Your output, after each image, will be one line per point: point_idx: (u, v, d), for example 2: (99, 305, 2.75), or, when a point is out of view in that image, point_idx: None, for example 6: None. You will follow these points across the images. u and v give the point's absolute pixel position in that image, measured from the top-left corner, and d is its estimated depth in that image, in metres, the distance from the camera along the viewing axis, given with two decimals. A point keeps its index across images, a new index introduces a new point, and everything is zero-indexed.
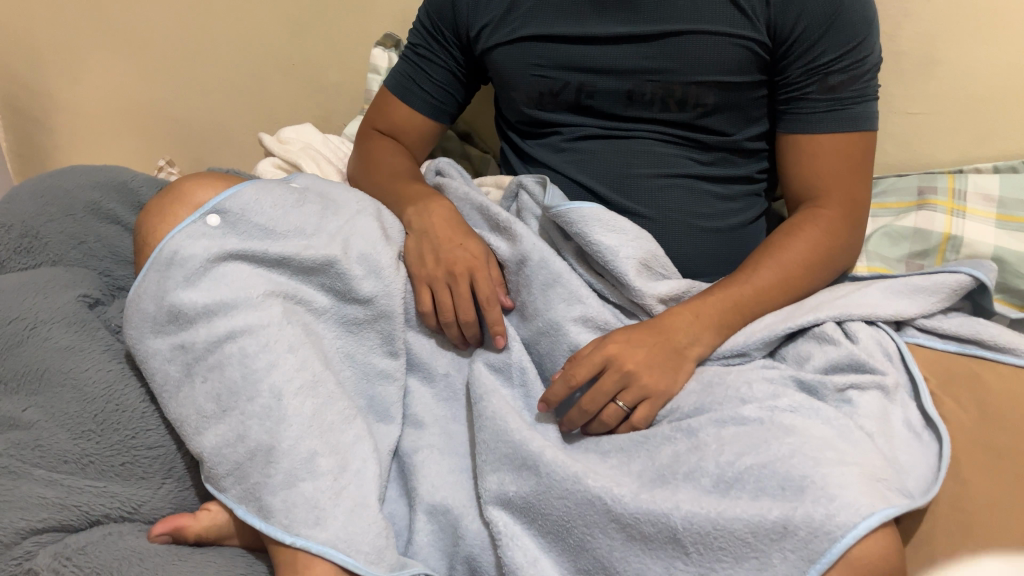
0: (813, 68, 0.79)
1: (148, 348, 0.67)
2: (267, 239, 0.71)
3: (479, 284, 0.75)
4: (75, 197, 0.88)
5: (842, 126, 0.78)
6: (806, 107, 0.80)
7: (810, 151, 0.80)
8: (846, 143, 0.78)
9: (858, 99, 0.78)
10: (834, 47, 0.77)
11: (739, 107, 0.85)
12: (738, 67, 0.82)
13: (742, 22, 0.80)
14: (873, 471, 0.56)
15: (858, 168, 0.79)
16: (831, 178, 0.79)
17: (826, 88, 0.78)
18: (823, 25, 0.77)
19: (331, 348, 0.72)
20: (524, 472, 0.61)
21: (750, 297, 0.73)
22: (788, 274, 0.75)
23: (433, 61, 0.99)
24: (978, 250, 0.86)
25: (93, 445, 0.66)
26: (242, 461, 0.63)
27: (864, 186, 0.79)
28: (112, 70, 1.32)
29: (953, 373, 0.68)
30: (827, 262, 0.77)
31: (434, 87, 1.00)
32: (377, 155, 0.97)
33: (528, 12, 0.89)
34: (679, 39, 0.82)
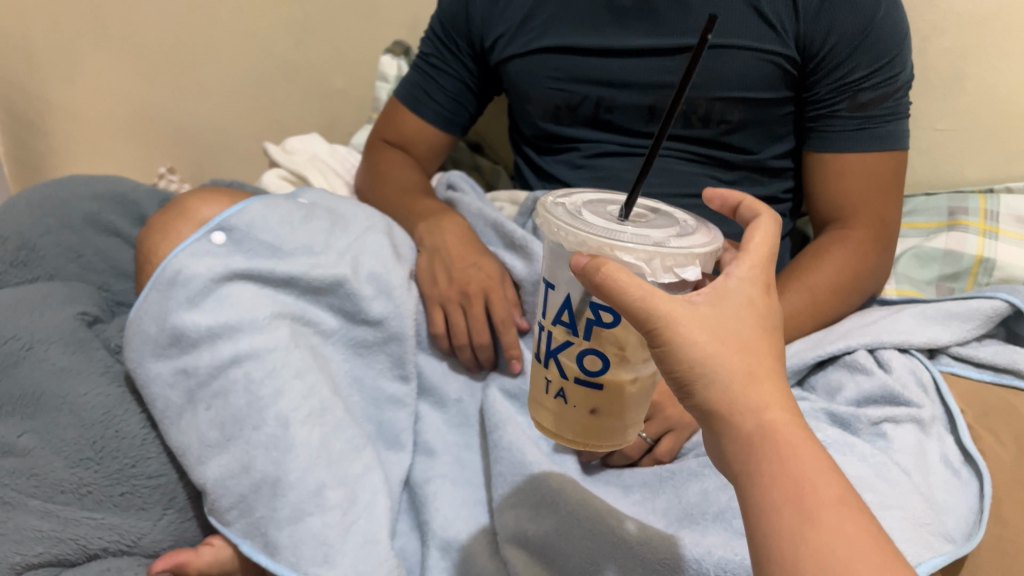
0: (843, 84, 0.77)
1: (149, 372, 0.63)
2: (272, 257, 0.68)
3: (497, 309, 0.72)
4: (74, 209, 0.85)
5: (872, 144, 0.76)
6: (836, 124, 0.78)
7: (839, 169, 0.78)
8: (879, 163, 0.76)
9: (888, 117, 0.76)
10: (865, 63, 0.76)
11: (764, 124, 0.82)
12: (765, 82, 0.79)
13: (769, 35, 0.78)
14: (916, 514, 0.53)
15: (886, 185, 0.76)
16: (866, 198, 0.77)
17: (857, 106, 0.77)
18: (854, 40, 0.75)
19: (338, 372, 0.69)
20: (542, 510, 0.58)
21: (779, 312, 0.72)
22: (812, 293, 0.74)
23: (446, 72, 0.97)
24: (1011, 272, 0.83)
25: (91, 474, 0.63)
26: (247, 493, 0.60)
27: (893, 207, 0.77)
28: (111, 74, 1.28)
29: (989, 405, 0.65)
30: (854, 287, 0.75)
31: (446, 98, 0.97)
32: (387, 168, 0.94)
33: (545, 22, 0.87)
34: (699, 54, 0.79)
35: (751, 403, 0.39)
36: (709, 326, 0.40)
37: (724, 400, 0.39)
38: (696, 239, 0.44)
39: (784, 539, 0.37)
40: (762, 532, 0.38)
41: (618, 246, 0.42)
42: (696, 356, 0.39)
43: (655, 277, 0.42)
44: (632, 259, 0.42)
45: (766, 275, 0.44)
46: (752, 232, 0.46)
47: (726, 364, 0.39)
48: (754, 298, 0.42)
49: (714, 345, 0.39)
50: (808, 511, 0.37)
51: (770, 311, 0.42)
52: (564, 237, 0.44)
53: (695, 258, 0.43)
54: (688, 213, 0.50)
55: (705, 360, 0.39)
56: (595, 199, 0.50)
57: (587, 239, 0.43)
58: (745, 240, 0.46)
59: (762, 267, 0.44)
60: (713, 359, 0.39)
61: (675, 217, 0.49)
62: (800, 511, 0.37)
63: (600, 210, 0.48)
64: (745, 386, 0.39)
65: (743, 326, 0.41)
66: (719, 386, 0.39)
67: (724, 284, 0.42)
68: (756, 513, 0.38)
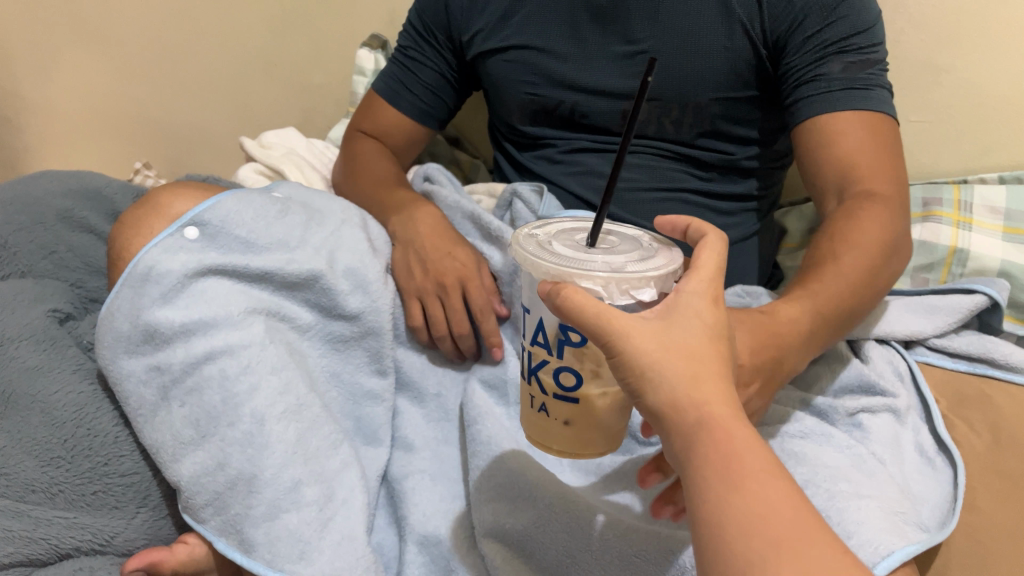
0: (823, 49, 0.74)
1: (122, 369, 0.61)
2: (247, 252, 0.67)
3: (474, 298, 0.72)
4: (46, 205, 0.83)
5: (863, 105, 0.72)
6: (820, 87, 0.74)
7: (835, 132, 0.72)
8: (875, 125, 0.71)
9: (873, 81, 0.73)
10: (841, 29, 0.74)
11: (736, 124, 0.84)
12: (736, 81, 0.81)
13: (736, 34, 0.79)
14: (891, 504, 0.53)
15: (887, 154, 0.71)
16: (881, 168, 0.70)
17: (842, 67, 0.73)
18: (828, 12, 0.74)
19: (315, 368, 0.69)
20: (520, 504, 0.58)
21: (814, 313, 0.62)
22: (854, 289, 0.64)
23: (422, 65, 0.96)
24: (984, 264, 0.84)
25: (62, 473, 0.62)
26: (222, 491, 0.59)
27: (895, 169, 0.71)
28: (87, 69, 1.26)
29: (963, 395, 0.67)
30: (878, 277, 0.66)
31: (426, 92, 0.97)
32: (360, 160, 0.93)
33: (518, 23, 0.87)
34: (667, 56, 0.81)
35: (694, 399, 0.38)
36: (655, 335, 0.39)
37: (669, 401, 0.38)
38: (654, 264, 0.45)
39: (714, 516, 0.36)
40: (701, 519, 0.37)
41: (578, 273, 0.43)
42: (641, 362, 0.38)
43: (612, 300, 0.43)
44: (594, 285, 0.43)
45: (715, 289, 0.43)
46: (700, 252, 0.46)
47: (672, 367, 0.38)
48: (701, 311, 0.41)
49: (659, 351, 0.39)
50: (735, 482, 0.36)
51: (720, 324, 0.41)
52: (530, 268, 0.46)
53: (651, 280, 0.44)
54: (650, 232, 0.51)
55: (650, 364, 0.38)
56: (565, 227, 0.52)
57: (549, 269, 0.44)
58: (693, 257, 0.46)
59: (710, 282, 0.43)
60: (659, 363, 0.38)
61: (639, 240, 0.49)
62: (728, 481, 0.36)
63: (565, 238, 0.49)
64: (689, 387, 0.38)
65: (697, 341, 0.40)
66: (665, 388, 0.38)
67: (673, 301, 0.42)
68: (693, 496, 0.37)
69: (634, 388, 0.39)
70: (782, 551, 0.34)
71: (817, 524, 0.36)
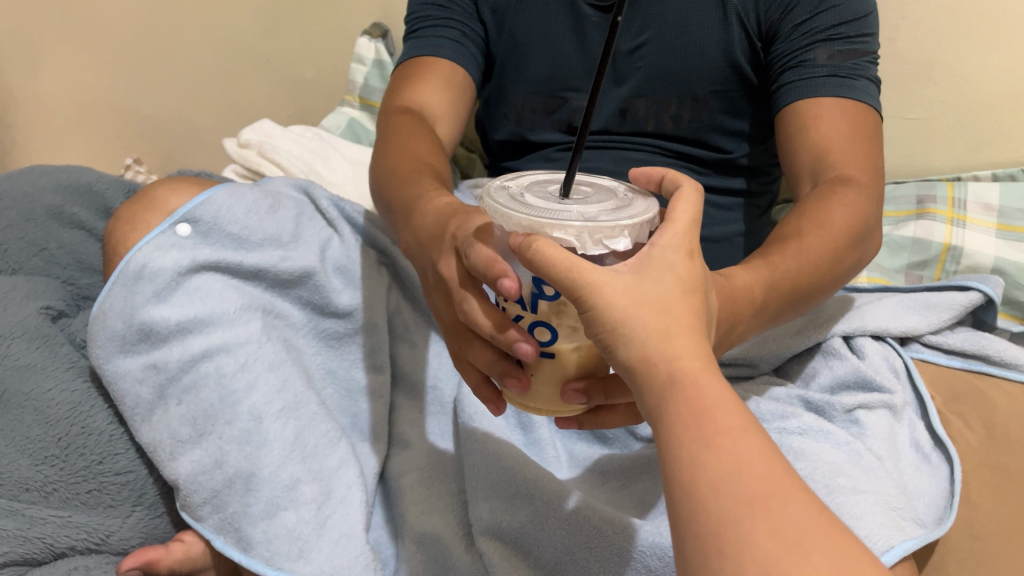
0: (812, 35, 0.76)
1: (116, 369, 0.60)
2: (240, 248, 0.66)
3: (444, 276, 0.51)
4: (36, 201, 0.82)
5: (846, 93, 0.73)
6: (810, 71, 0.75)
7: (815, 115, 0.73)
8: (857, 115, 0.72)
9: (858, 71, 0.74)
10: (831, 18, 0.75)
11: (733, 121, 0.84)
12: (730, 73, 0.81)
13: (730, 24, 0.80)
14: (888, 498, 0.54)
15: (864, 146, 0.71)
16: (856, 159, 0.69)
17: (829, 56, 0.74)
18: (817, 3, 0.76)
19: (312, 364, 0.69)
20: (517, 502, 0.58)
21: (773, 288, 0.60)
22: (814, 270, 0.63)
23: (453, 26, 0.91)
24: (979, 260, 0.85)
25: (56, 472, 0.61)
26: (219, 489, 0.58)
27: (874, 160, 0.71)
28: (76, 65, 1.25)
29: (958, 390, 0.67)
30: (836, 262, 0.64)
31: (463, 38, 0.90)
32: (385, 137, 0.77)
33: (515, 9, 0.87)
34: (661, 47, 0.81)
35: (665, 356, 0.36)
36: (628, 290, 0.37)
37: (640, 356, 0.36)
38: (627, 212, 0.42)
39: (687, 477, 0.34)
40: (676, 484, 0.35)
41: (548, 223, 0.40)
42: (611, 316, 0.37)
43: (585, 252, 0.40)
44: (566, 236, 0.40)
45: (690, 241, 0.41)
46: (676, 202, 0.43)
47: (644, 326, 0.36)
48: (675, 264, 0.39)
49: (631, 307, 0.37)
50: (708, 438, 0.34)
51: (695, 278, 0.39)
52: (499, 220, 0.42)
53: (624, 228, 0.40)
54: (627, 184, 0.48)
55: (621, 319, 0.36)
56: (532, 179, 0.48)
57: (521, 221, 0.40)
58: (669, 208, 0.43)
59: (684, 234, 0.41)
60: (629, 320, 0.36)
61: (613, 192, 0.46)
62: (699, 440, 0.34)
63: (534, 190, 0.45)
64: (661, 342, 0.36)
65: (669, 297, 0.38)
66: (636, 342, 0.36)
67: (646, 254, 0.40)
68: (668, 461, 0.35)
69: (613, 355, 0.38)
70: (754, 510, 0.32)
71: (790, 479, 0.34)
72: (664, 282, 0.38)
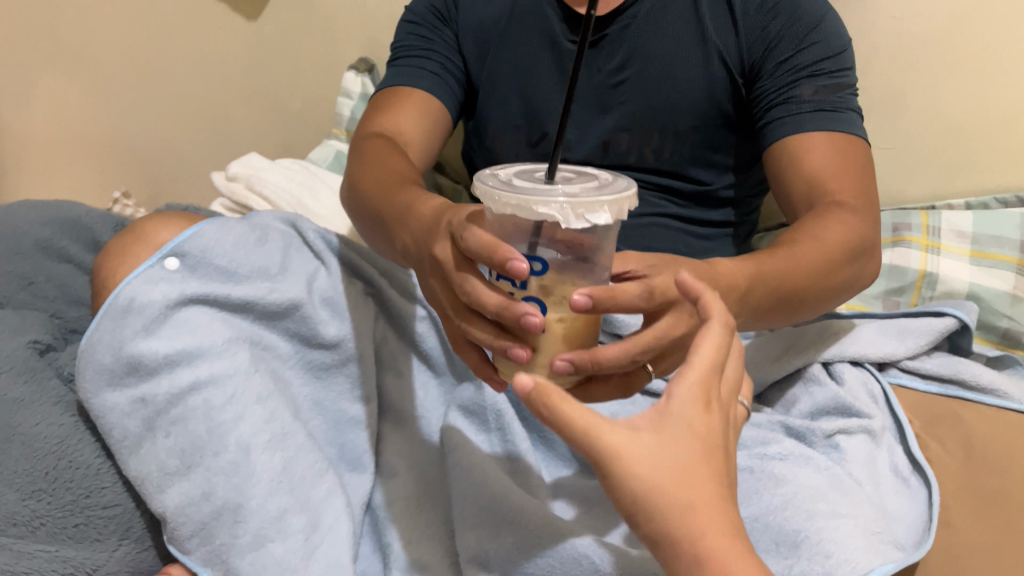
0: (795, 74, 0.77)
1: (104, 402, 0.61)
2: (228, 282, 0.67)
3: (441, 260, 0.52)
4: (25, 235, 0.83)
5: (834, 126, 0.74)
6: (793, 109, 0.77)
7: (804, 148, 0.75)
8: (846, 146, 0.74)
9: (843, 105, 0.76)
10: (813, 55, 0.77)
11: (714, 151, 0.86)
12: (712, 107, 0.83)
13: (715, 60, 0.82)
14: (868, 523, 0.55)
15: (860, 175, 0.72)
16: (852, 183, 0.71)
17: (813, 91, 0.76)
18: (800, 39, 0.78)
19: (299, 396, 0.69)
20: (504, 529, 0.59)
21: (757, 284, 0.61)
22: (805, 276, 0.64)
23: (433, 57, 0.92)
24: (953, 286, 0.86)
25: (44, 506, 0.62)
26: (207, 521, 0.59)
27: (870, 190, 0.72)
28: (60, 98, 1.24)
29: (935, 414, 0.68)
30: (830, 275, 0.66)
31: (443, 71, 0.92)
32: (356, 159, 0.78)
33: (498, 46, 0.89)
34: (650, 83, 0.83)
35: (687, 531, 0.38)
36: (652, 464, 0.39)
37: (663, 531, 0.39)
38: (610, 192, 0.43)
39: None
40: None
41: (536, 200, 0.41)
42: (637, 495, 0.39)
43: (569, 226, 0.41)
44: (552, 211, 0.41)
45: (707, 393, 0.42)
46: (700, 337, 0.43)
47: (666, 498, 0.38)
48: (693, 422, 0.40)
49: (656, 482, 0.38)
50: None
51: (713, 435, 0.40)
52: (489, 203, 0.44)
53: (606, 207, 0.42)
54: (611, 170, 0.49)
55: (647, 497, 0.38)
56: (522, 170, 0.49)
57: (508, 201, 0.42)
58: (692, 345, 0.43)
59: (701, 387, 0.42)
60: (654, 496, 0.38)
61: (597, 176, 0.47)
62: None
63: (524, 177, 0.47)
64: (681, 518, 0.38)
65: (689, 465, 0.39)
66: (659, 518, 0.39)
67: (665, 412, 0.41)
68: None
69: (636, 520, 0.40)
70: None
71: None
72: (685, 446, 0.40)
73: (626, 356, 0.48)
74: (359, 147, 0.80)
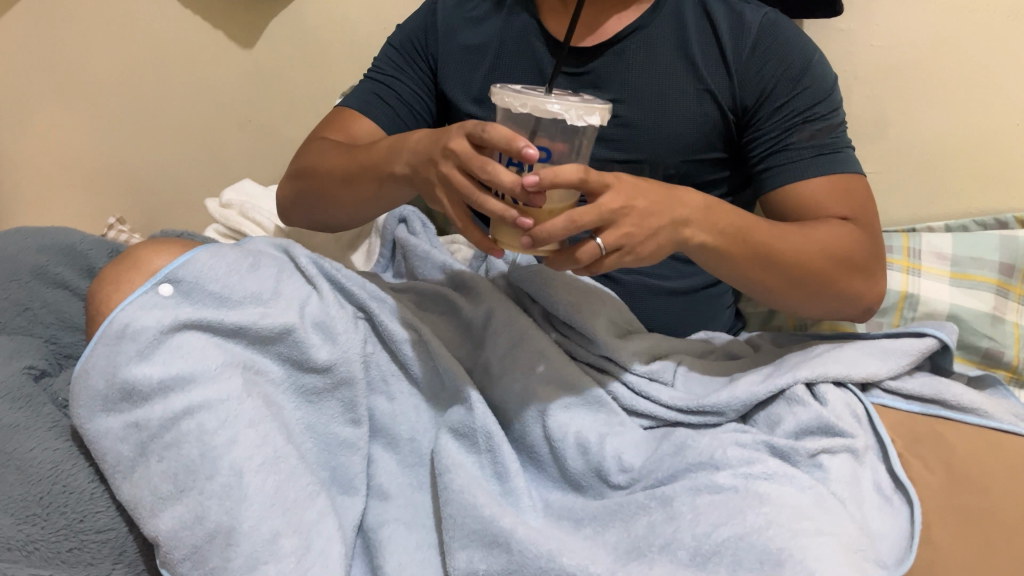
0: (787, 121, 0.78)
1: (98, 427, 0.62)
2: (221, 307, 0.68)
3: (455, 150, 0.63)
4: (21, 261, 0.84)
5: (832, 169, 0.75)
6: (787, 158, 0.77)
7: (806, 196, 0.76)
8: (848, 187, 0.75)
9: (838, 146, 0.76)
10: (807, 98, 0.77)
11: (710, 182, 0.87)
12: (707, 143, 0.83)
13: (710, 96, 0.81)
14: (849, 541, 0.56)
15: (868, 205, 0.76)
16: (861, 204, 0.75)
17: (808, 136, 0.76)
18: (794, 81, 0.77)
19: (292, 420, 0.70)
20: (494, 549, 0.60)
21: (718, 215, 0.68)
22: (775, 243, 0.71)
23: (401, 85, 0.94)
24: (934, 307, 0.88)
25: (38, 530, 0.62)
26: (201, 544, 0.60)
27: (876, 226, 0.76)
28: (57, 124, 1.28)
29: (917, 433, 0.70)
30: (800, 258, 0.71)
31: (402, 104, 0.94)
32: (320, 164, 0.86)
33: (480, 76, 0.90)
34: (645, 119, 0.82)
35: None
36: None
37: None
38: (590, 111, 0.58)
39: None
40: None
41: (548, 100, 0.53)
42: None
43: (574, 121, 0.54)
44: (557, 108, 0.54)
45: None
46: None
47: None
48: None
49: None
50: None
51: None
52: (509, 101, 0.55)
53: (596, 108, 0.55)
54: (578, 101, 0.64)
55: None
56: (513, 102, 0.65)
57: (524, 102, 0.55)
58: None
59: None
60: None
61: None
62: None
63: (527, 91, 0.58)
64: None
65: None
66: None
67: None
68: None
69: None
70: None
71: None
72: None
73: (579, 224, 0.58)
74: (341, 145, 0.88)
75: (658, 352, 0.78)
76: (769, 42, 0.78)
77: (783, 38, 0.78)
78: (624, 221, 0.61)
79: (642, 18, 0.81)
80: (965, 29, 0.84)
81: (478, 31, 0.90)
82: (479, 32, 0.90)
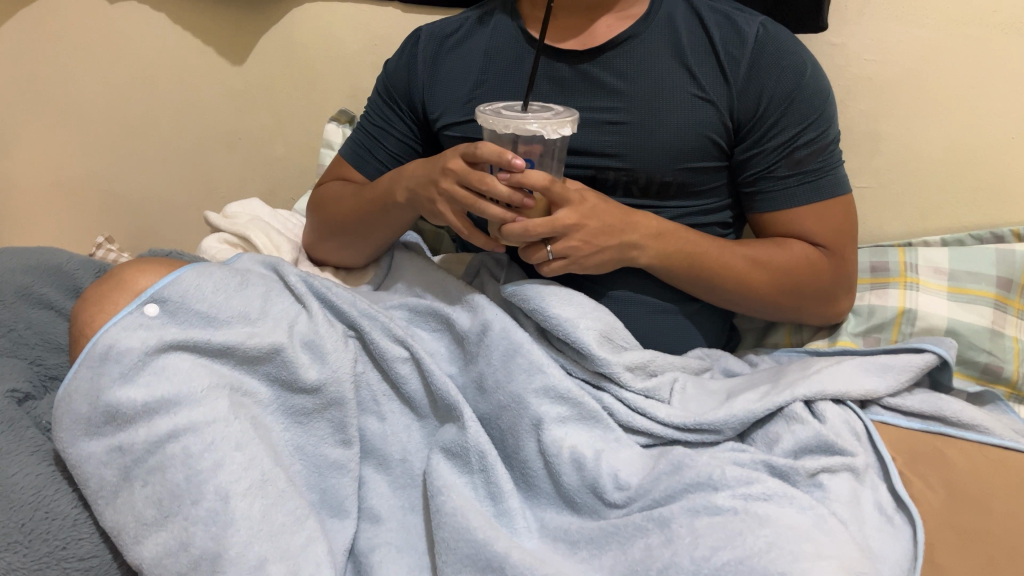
0: (776, 146, 0.78)
1: (81, 452, 0.61)
2: (208, 327, 0.67)
3: (449, 169, 0.70)
4: (4, 282, 0.82)
5: (816, 197, 0.77)
6: (773, 184, 0.79)
7: (789, 220, 0.79)
8: (827, 213, 0.77)
9: (825, 169, 0.77)
10: (797, 119, 0.76)
11: (707, 190, 0.83)
12: (704, 152, 0.80)
13: (707, 106, 0.78)
14: (852, 563, 0.55)
15: (844, 230, 0.78)
16: (831, 228, 0.78)
17: (793, 163, 0.77)
18: (786, 99, 0.76)
19: (280, 442, 0.68)
20: (488, 574, 0.58)
21: (668, 241, 0.75)
22: (723, 266, 0.77)
23: (393, 127, 0.92)
24: (932, 323, 0.87)
25: (20, 558, 0.60)
26: (186, 571, 0.58)
27: (850, 253, 0.80)
28: (50, 145, 1.28)
29: (918, 451, 0.68)
30: (748, 277, 0.78)
31: (391, 160, 0.93)
32: (323, 199, 0.91)
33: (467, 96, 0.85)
34: (640, 129, 0.79)
35: None
36: None
37: None
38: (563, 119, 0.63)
39: None
40: None
41: (526, 122, 0.59)
42: None
43: (550, 137, 0.60)
44: (535, 127, 0.59)
45: None
46: None
47: None
48: None
49: None
50: None
51: None
52: (490, 125, 0.61)
53: (567, 124, 0.60)
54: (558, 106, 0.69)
55: None
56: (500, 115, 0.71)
57: (506, 126, 0.60)
58: None
59: None
60: None
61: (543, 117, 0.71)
62: None
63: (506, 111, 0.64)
64: None
65: None
66: None
67: None
68: None
69: None
70: None
71: None
72: None
73: (531, 232, 0.68)
74: (342, 176, 0.94)
75: (653, 369, 0.76)
76: (761, 58, 0.76)
77: (779, 51, 0.76)
78: (574, 235, 0.70)
79: (635, 26, 0.78)
80: (957, 44, 0.84)
81: (464, 47, 0.85)
82: (465, 48, 0.85)
